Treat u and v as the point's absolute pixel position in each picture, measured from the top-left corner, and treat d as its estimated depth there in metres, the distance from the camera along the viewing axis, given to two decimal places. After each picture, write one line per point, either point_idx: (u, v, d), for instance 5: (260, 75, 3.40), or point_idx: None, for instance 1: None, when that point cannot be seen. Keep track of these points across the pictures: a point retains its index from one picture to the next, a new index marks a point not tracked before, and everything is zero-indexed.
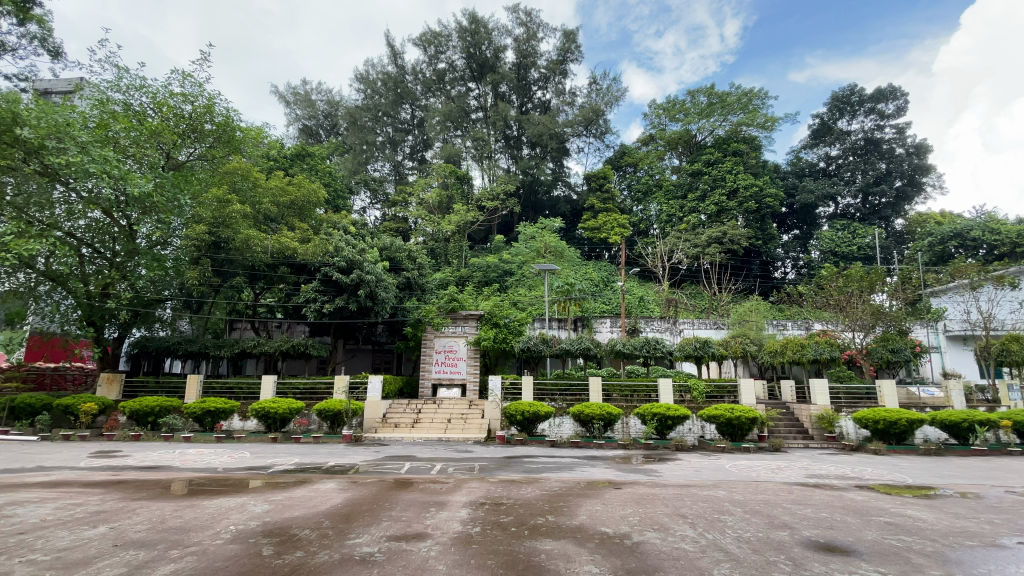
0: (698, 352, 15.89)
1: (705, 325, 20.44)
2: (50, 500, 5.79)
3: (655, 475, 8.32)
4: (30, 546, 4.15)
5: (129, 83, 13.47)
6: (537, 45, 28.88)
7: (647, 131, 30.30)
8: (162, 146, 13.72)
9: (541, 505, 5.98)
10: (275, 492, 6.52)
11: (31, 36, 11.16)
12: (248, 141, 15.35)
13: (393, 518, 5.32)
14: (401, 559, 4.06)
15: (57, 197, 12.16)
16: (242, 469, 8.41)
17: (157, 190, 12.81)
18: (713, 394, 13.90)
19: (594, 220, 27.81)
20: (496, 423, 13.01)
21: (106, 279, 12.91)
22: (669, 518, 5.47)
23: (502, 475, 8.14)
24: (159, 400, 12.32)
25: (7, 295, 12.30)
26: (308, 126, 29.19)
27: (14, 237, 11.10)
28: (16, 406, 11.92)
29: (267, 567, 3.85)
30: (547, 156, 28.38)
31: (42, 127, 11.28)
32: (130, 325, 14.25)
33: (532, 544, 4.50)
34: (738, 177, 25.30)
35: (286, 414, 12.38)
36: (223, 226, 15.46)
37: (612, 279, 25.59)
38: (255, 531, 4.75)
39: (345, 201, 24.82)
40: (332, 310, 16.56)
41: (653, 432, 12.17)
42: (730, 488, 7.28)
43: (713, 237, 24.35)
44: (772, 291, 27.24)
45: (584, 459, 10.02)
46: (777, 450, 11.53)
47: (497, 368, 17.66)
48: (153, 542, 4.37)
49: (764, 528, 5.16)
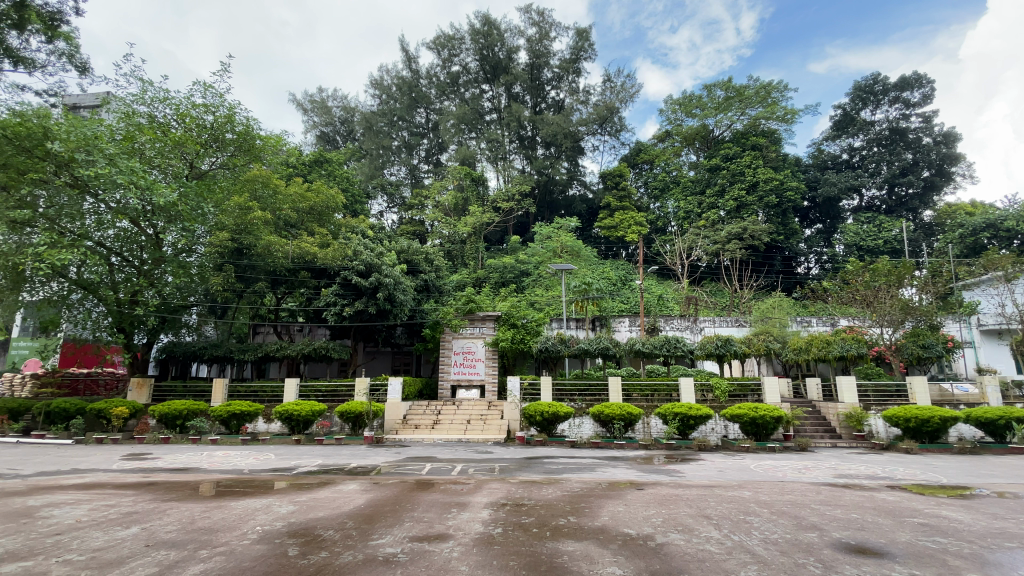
0: (720, 350, 15.59)
1: (726, 322, 20.18)
2: (85, 502, 5.98)
3: (678, 476, 8.24)
4: (66, 546, 4.29)
5: (152, 96, 13.86)
6: (550, 44, 28.79)
7: (663, 127, 29.93)
8: (185, 156, 14.15)
9: (563, 505, 5.96)
10: (300, 493, 6.64)
11: (59, 53, 11.53)
12: (268, 149, 15.67)
13: (416, 519, 5.35)
14: (424, 559, 4.08)
15: (87, 209, 12.54)
16: (267, 470, 8.58)
17: (182, 200, 13.32)
18: (736, 393, 13.61)
19: (610, 219, 27.54)
20: (515, 423, 13.03)
21: (135, 286, 13.24)
22: (693, 519, 5.37)
23: (523, 475, 8.15)
24: (186, 403, 12.57)
25: (41, 303, 12.76)
26: (325, 133, 29.70)
27: (47, 248, 11.57)
28: (52, 411, 12.33)
29: (293, 567, 3.90)
30: (562, 155, 28.27)
31: (72, 141, 11.74)
32: (157, 331, 14.60)
33: (555, 545, 4.48)
34: (757, 171, 24.91)
35: (309, 416, 12.56)
36: (245, 233, 15.83)
37: (630, 278, 25.40)
38: (280, 531, 4.83)
39: (363, 205, 25.12)
40: (352, 314, 16.75)
41: (675, 432, 12.00)
42: (755, 488, 7.14)
43: (733, 233, 23.97)
44: (795, 287, 26.68)
45: (605, 459, 9.97)
46: (803, 450, 11.26)
47: (515, 368, 17.63)
48: (184, 541, 4.48)
49: (792, 530, 5.04)
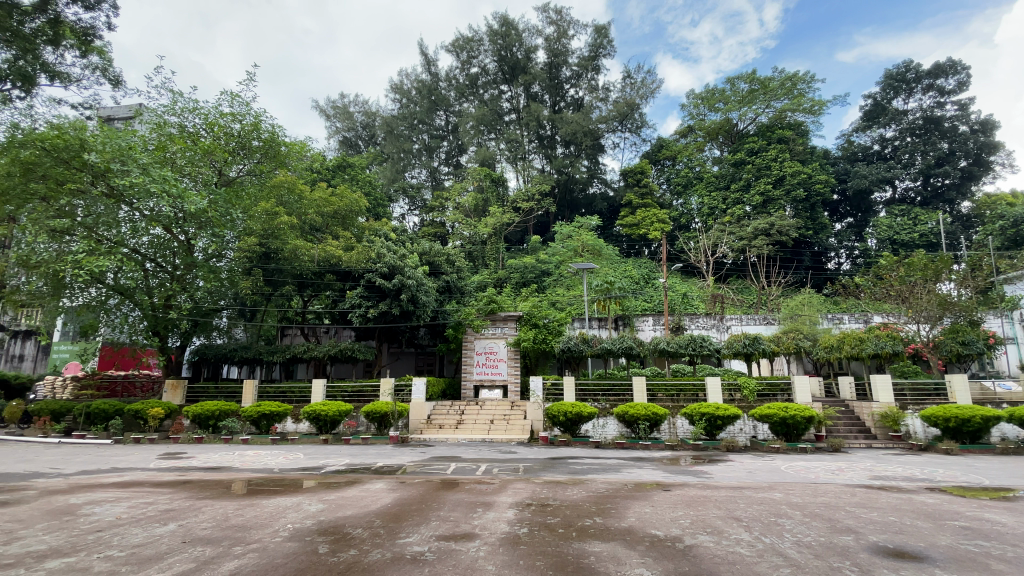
0: (747, 349, 15.24)
1: (754, 320, 19.80)
2: (124, 499, 6.20)
3: (705, 477, 8.10)
4: (107, 543, 4.45)
5: (182, 106, 14.32)
6: (569, 42, 28.67)
7: (685, 122, 29.46)
8: (214, 164, 14.58)
9: (588, 506, 5.92)
10: (328, 492, 6.75)
11: (93, 67, 12.00)
12: (293, 156, 16.04)
13: (442, 518, 5.39)
14: (451, 559, 4.09)
15: (122, 217, 13.00)
16: (297, 469, 8.74)
17: (211, 206, 13.77)
18: (765, 392, 13.26)
19: (632, 217, 27.29)
20: (539, 424, 13.01)
21: (168, 291, 13.71)
22: (722, 521, 5.26)
23: (548, 476, 8.12)
24: (218, 404, 12.93)
25: (81, 308, 13.19)
26: (348, 139, 30.19)
27: (86, 255, 12.06)
28: (92, 412, 12.84)
29: (323, 564, 3.96)
30: (582, 154, 28.11)
31: (107, 152, 12.20)
32: (190, 334, 14.93)
33: (581, 545, 4.45)
34: (784, 164, 24.34)
35: (336, 416, 12.78)
36: (272, 238, 16.11)
37: (653, 276, 25.05)
38: (310, 529, 4.93)
39: (385, 208, 25.44)
40: (376, 315, 16.99)
41: (702, 432, 11.79)
42: (786, 490, 6.96)
43: (760, 228, 23.44)
44: (826, 283, 25.96)
45: (630, 460, 9.87)
46: (836, 450, 10.95)
47: (537, 368, 17.61)
48: (219, 538, 4.61)
49: (826, 533, 4.89)
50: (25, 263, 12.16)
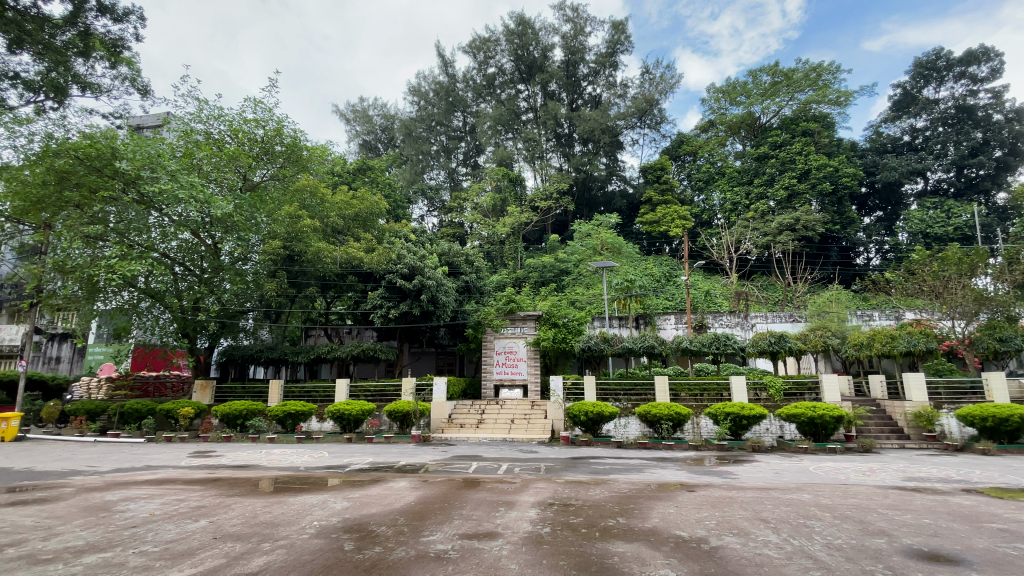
0: (773, 347, 14.88)
1: (780, 318, 19.38)
2: (158, 496, 6.40)
3: (730, 477, 7.95)
4: (142, 538, 4.60)
5: (208, 113, 14.71)
6: (586, 39, 28.52)
7: (706, 117, 28.99)
8: (238, 169, 14.96)
9: (611, 506, 5.87)
10: (352, 490, 6.85)
11: (122, 77, 12.41)
12: (315, 159, 16.37)
13: (464, 517, 5.41)
14: (474, 557, 4.11)
15: (153, 223, 13.43)
16: (321, 468, 8.89)
17: (236, 211, 14.17)
18: (792, 391, 12.95)
19: (652, 214, 27.00)
20: (560, 424, 12.97)
21: (197, 294, 14.12)
22: (749, 522, 5.16)
23: (569, 475, 8.08)
24: (246, 403, 13.23)
25: (114, 311, 13.72)
26: (367, 142, 30.57)
27: (118, 260, 12.53)
28: (126, 411, 13.31)
29: (349, 561, 4.03)
30: (600, 151, 27.88)
31: (138, 160, 12.66)
32: (218, 335, 15.33)
33: (604, 546, 4.42)
34: (809, 157, 23.75)
35: (359, 415, 12.95)
36: (296, 241, 16.22)
37: (675, 274, 24.72)
38: (336, 527, 5.00)
39: (405, 210, 25.69)
40: (397, 316, 17.21)
41: (727, 432, 11.58)
42: (815, 492, 6.78)
43: (784, 224, 22.96)
44: (854, 279, 25.27)
45: (653, 460, 9.76)
46: (867, 451, 10.64)
47: (558, 368, 17.57)
48: (248, 535, 4.71)
49: (858, 535, 4.75)
50: (61, 268, 12.61)
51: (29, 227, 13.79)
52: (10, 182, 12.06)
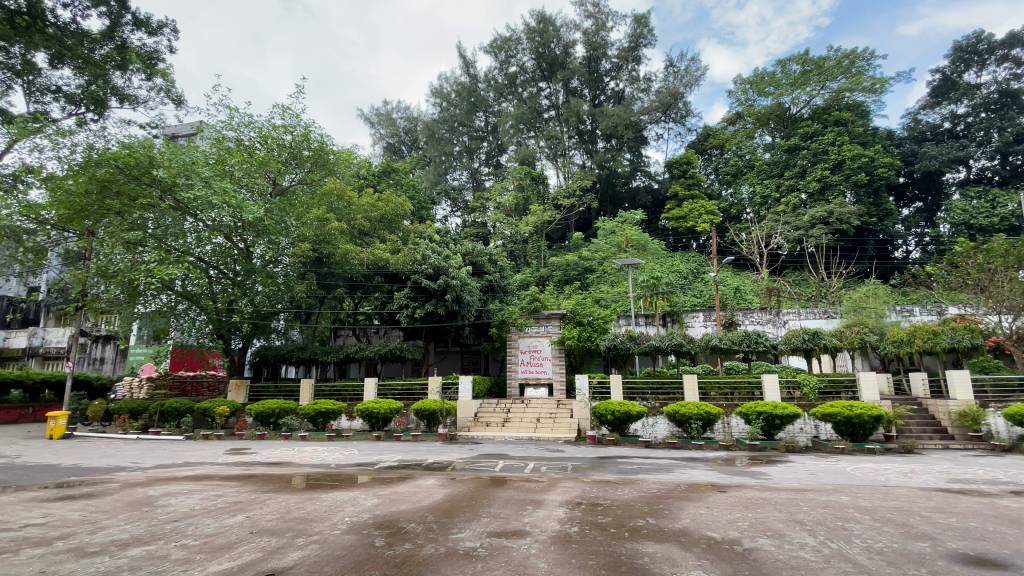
0: (807, 344, 14.37)
1: (814, 314, 18.76)
2: (197, 492, 6.64)
3: (763, 478, 7.76)
4: (183, 532, 4.78)
5: (239, 121, 15.20)
6: (608, 35, 28.21)
7: (733, 109, 28.34)
8: (269, 174, 15.41)
9: (640, 506, 5.80)
10: (382, 487, 6.97)
11: (158, 89, 12.92)
12: (341, 163, 16.73)
13: (492, 515, 5.43)
14: (503, 555, 4.12)
15: (187, 228, 13.84)
16: (352, 465, 9.06)
17: (267, 215, 14.48)
18: (827, 389, 12.52)
19: (678, 210, 26.51)
20: (586, 423, 12.88)
21: (231, 296, 14.44)
22: (783, 524, 5.03)
23: (597, 475, 8.02)
24: (278, 402, 13.57)
25: (153, 314, 14.22)
26: (391, 145, 30.99)
27: (157, 264, 13.07)
28: (166, 410, 13.88)
29: (380, 557, 4.08)
30: (624, 147, 27.57)
31: (174, 167, 13.08)
32: (251, 336, 15.74)
33: (634, 546, 4.37)
34: (843, 147, 22.94)
35: (387, 413, 13.12)
36: (324, 243, 16.60)
37: (703, 270, 24.27)
38: (367, 523, 5.09)
39: (429, 211, 25.94)
40: (423, 315, 17.43)
41: (759, 432, 11.30)
42: (853, 493, 6.54)
43: (817, 217, 22.24)
44: (893, 273, 24.34)
45: (683, 460, 9.60)
46: (909, 451, 10.23)
47: (583, 367, 17.47)
48: (283, 530, 4.84)
49: (900, 539, 4.57)
50: (104, 273, 13.23)
51: (74, 234, 14.45)
52: (56, 192, 12.66)
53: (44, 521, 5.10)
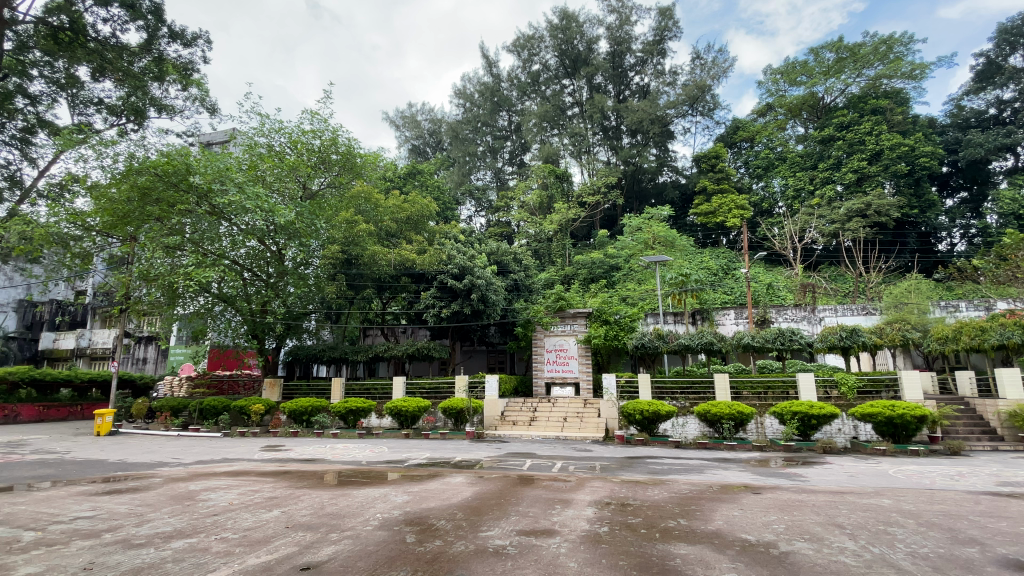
0: (844, 342, 13.81)
1: (851, 311, 18.09)
2: (235, 487, 6.87)
3: (800, 479, 7.53)
4: (223, 526, 4.95)
5: (270, 127, 15.63)
6: (631, 29, 27.82)
7: (763, 101, 27.62)
8: (299, 178, 15.96)
9: (671, 507, 5.71)
10: (412, 484, 7.06)
11: (193, 98, 13.41)
12: (368, 166, 17.19)
13: (521, 513, 5.43)
14: (533, 554, 4.12)
15: (223, 232, 14.36)
16: (382, 462, 9.22)
17: (298, 218, 14.92)
18: (866, 389, 12.05)
19: (707, 205, 25.92)
20: (614, 423, 12.74)
21: (264, 298, 14.87)
22: (822, 528, 4.87)
23: (625, 475, 7.95)
24: (310, 400, 13.91)
25: (192, 315, 14.71)
26: (416, 146, 31.37)
27: (195, 267, 13.54)
28: (204, 408, 14.41)
29: (411, 553, 4.15)
30: (650, 142, 27.17)
31: (209, 174, 13.60)
32: (284, 335, 16.23)
33: (665, 547, 4.30)
34: (881, 137, 22.01)
35: (416, 412, 13.29)
36: (353, 244, 16.70)
37: (733, 267, 23.73)
38: (398, 519, 5.17)
39: (453, 212, 26.16)
40: (449, 315, 17.56)
41: (794, 432, 10.97)
42: (896, 497, 6.28)
43: (854, 210, 21.50)
44: (936, 266, 23.33)
45: (714, 460, 9.40)
46: (955, 454, 9.76)
47: (610, 366, 17.33)
48: (317, 525, 4.96)
49: (946, 543, 4.37)
50: (146, 277, 13.80)
51: (117, 240, 15.09)
52: (100, 200, 13.21)
53: (94, 515, 5.36)
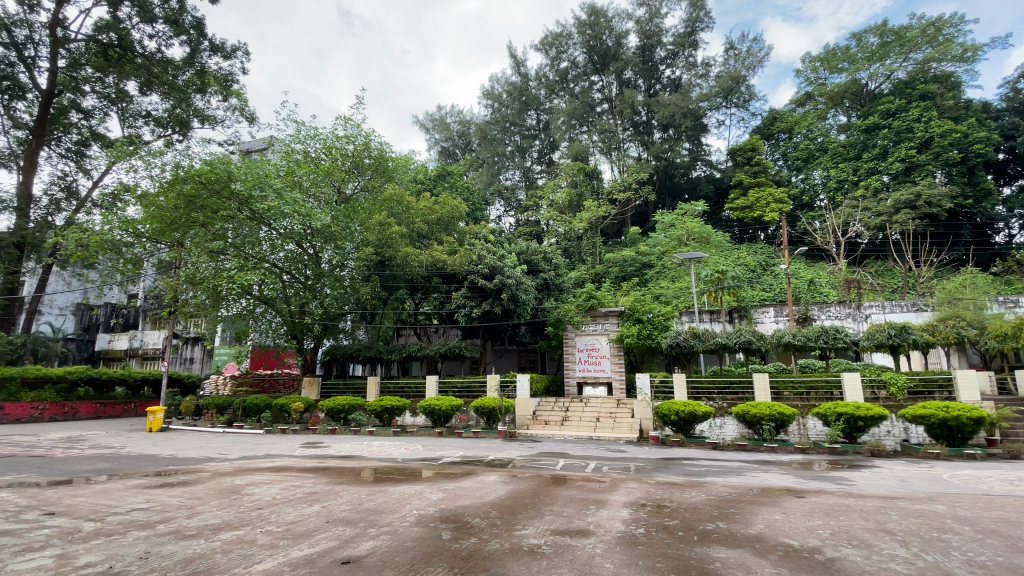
0: (893, 341, 13.12)
1: (900, 307, 17.23)
2: (278, 482, 7.13)
3: (846, 483, 7.22)
4: (267, 519, 5.14)
5: (306, 134, 16.18)
6: (662, 21, 27.33)
7: (801, 90, 26.76)
8: (334, 183, 16.50)
9: (709, 510, 5.58)
10: (446, 482, 7.14)
11: (234, 108, 13.98)
12: (399, 169, 17.59)
13: (555, 513, 5.42)
14: (568, 553, 4.10)
15: (263, 236, 14.92)
16: (417, 460, 9.36)
17: (334, 222, 15.49)
18: (917, 389, 11.45)
19: (743, 199, 25.18)
20: (649, 423, 12.55)
21: (302, 299, 15.30)
22: (870, 534, 4.65)
23: (661, 476, 7.81)
24: (347, 398, 14.27)
25: (235, 317, 15.26)
26: (446, 148, 31.71)
27: (237, 272, 14.07)
28: (247, 405, 14.99)
29: (448, 550, 4.20)
30: (682, 136, 26.58)
31: (249, 180, 14.03)
32: (322, 336, 16.68)
33: (704, 550, 4.21)
34: (932, 123, 20.84)
35: (449, 410, 13.44)
36: (386, 247, 17.14)
37: (772, 262, 22.99)
38: (433, 516, 5.25)
39: (483, 212, 26.33)
40: (479, 315, 17.67)
41: (840, 434, 10.53)
42: (952, 502, 5.93)
43: (902, 201, 20.50)
44: (993, 260, 22.00)
45: (754, 462, 9.13)
46: (1017, 458, 9.18)
47: (644, 366, 17.07)
48: (356, 520, 5.09)
49: (1007, 552, 4.11)
50: (192, 280, 14.37)
51: (164, 245, 15.84)
52: (150, 208, 13.90)
53: (148, 507, 5.66)
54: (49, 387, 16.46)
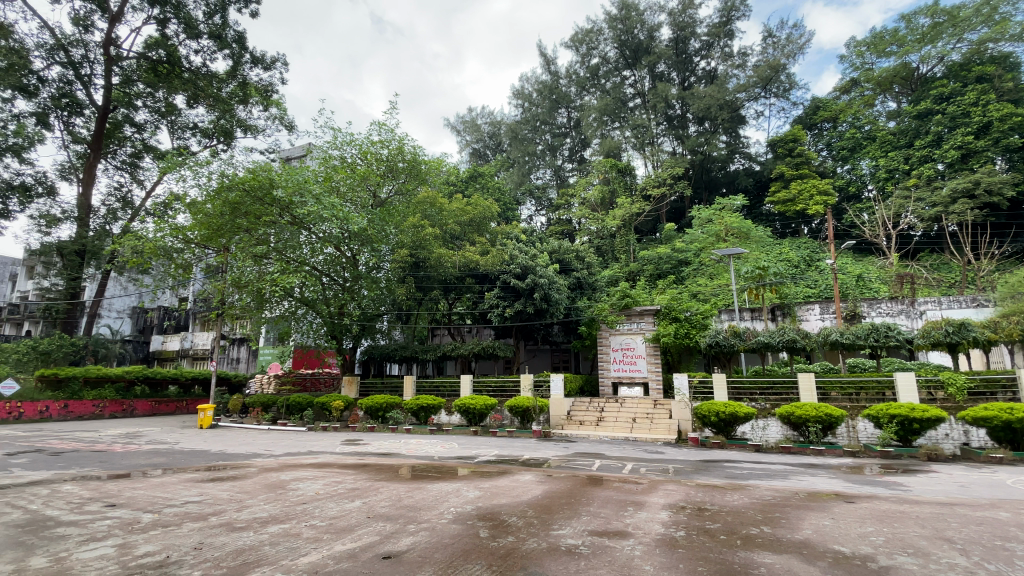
0: (951, 338, 12.32)
1: (959, 303, 16.24)
2: (321, 478, 7.37)
3: (901, 489, 6.84)
4: (311, 514, 5.32)
5: (342, 140, 16.61)
6: (696, 12, 26.67)
7: (846, 77, 25.58)
8: (369, 187, 16.96)
9: (752, 513, 5.42)
10: (483, 480, 7.20)
11: (274, 117, 14.54)
12: (432, 172, 17.82)
13: (592, 514, 5.38)
14: (607, 554, 4.07)
15: (303, 240, 15.46)
16: (453, 458, 9.48)
17: (369, 226, 15.81)
18: (978, 389, 10.73)
19: (784, 192, 24.25)
20: (687, 424, 12.29)
21: (341, 301, 15.71)
22: (927, 542, 4.40)
23: (701, 478, 7.62)
24: (385, 397, 14.59)
25: (278, 318, 15.54)
26: (477, 150, 31.91)
27: (280, 275, 14.57)
28: (291, 403, 15.57)
29: (485, 548, 4.23)
30: (719, 129, 25.87)
31: (290, 187, 14.62)
32: (359, 336, 17.07)
33: (747, 555, 4.09)
34: (991, 107, 19.56)
35: (484, 409, 13.55)
36: (420, 248, 17.16)
37: (817, 257, 22.08)
38: (470, 514, 5.30)
39: (514, 212, 26.38)
40: (512, 314, 17.70)
41: (892, 437, 10.00)
42: (1020, 510, 5.54)
43: (959, 189, 19.27)
44: None
45: (799, 466, 8.78)
46: None
47: (680, 365, 16.68)
48: (395, 516, 5.21)
49: None
50: (238, 283, 14.99)
51: (212, 250, 16.59)
52: (198, 215, 14.60)
53: (201, 500, 5.97)
54: (109, 386, 17.53)
